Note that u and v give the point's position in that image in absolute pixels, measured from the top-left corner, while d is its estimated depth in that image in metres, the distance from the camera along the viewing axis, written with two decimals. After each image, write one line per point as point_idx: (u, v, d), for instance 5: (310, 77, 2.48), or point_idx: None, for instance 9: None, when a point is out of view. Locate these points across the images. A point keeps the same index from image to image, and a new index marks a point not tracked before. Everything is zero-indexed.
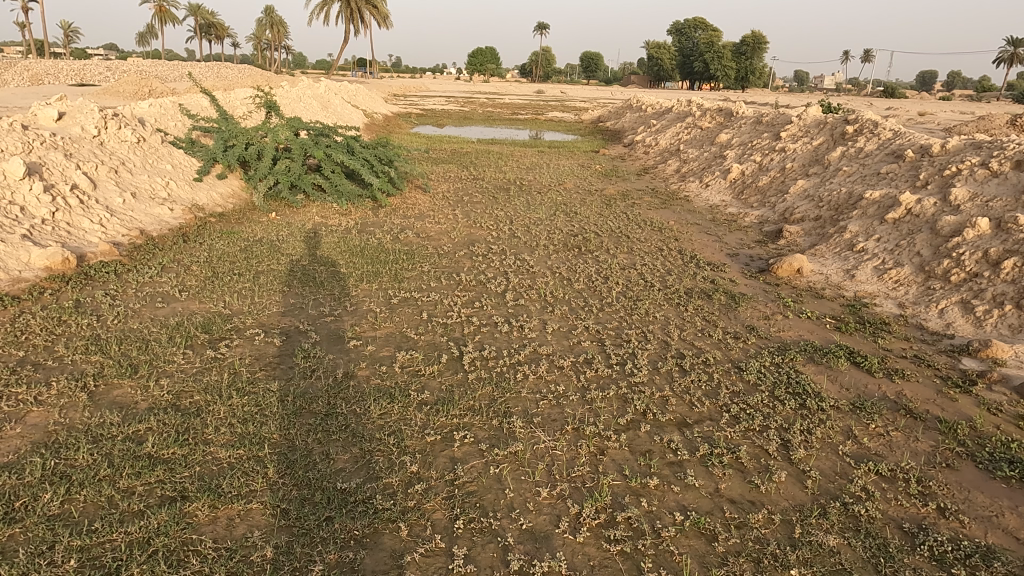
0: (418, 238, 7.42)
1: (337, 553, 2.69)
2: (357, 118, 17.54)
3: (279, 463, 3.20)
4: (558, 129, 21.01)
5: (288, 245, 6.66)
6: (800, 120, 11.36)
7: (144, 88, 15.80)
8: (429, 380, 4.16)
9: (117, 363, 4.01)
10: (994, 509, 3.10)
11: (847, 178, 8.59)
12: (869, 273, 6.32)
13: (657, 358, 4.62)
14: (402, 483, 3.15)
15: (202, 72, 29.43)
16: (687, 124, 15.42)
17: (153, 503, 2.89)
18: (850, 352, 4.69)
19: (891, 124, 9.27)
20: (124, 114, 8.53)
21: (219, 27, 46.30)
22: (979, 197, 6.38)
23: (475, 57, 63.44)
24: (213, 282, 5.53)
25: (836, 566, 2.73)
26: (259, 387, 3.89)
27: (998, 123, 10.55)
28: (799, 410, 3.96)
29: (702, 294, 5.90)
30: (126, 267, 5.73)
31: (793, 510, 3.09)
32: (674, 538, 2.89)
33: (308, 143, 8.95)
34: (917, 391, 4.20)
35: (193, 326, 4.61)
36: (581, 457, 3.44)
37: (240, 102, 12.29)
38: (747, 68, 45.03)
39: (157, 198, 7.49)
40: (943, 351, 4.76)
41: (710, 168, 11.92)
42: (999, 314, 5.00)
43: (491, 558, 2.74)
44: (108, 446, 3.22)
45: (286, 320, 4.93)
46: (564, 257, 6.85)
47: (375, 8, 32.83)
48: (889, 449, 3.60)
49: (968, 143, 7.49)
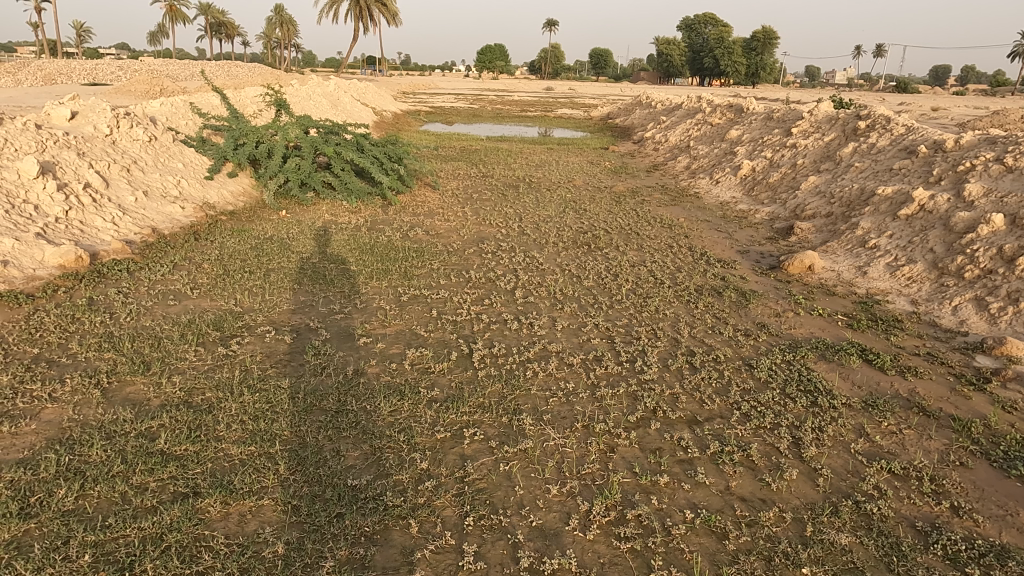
0: (429, 235, 7.44)
1: (347, 549, 2.70)
2: (366, 115, 17.60)
3: (290, 459, 3.22)
4: (568, 126, 20.96)
5: (299, 243, 6.70)
6: (811, 115, 11.27)
7: (156, 86, 16.00)
8: (439, 377, 4.18)
9: (130, 360, 4.05)
10: (1009, 508, 3.07)
11: (859, 174, 8.54)
12: (881, 269, 6.28)
13: (667, 355, 4.61)
14: (412, 480, 3.17)
15: (213, 70, 29.86)
16: (697, 119, 15.32)
17: (166, 499, 2.92)
18: (862, 349, 4.66)
19: (904, 119, 9.20)
20: (136, 113, 8.59)
21: (230, 25, 46.53)
22: (993, 192, 6.31)
23: (484, 54, 63.58)
24: (225, 279, 5.57)
25: (848, 565, 2.72)
26: (270, 383, 3.91)
27: (1013, 118, 10.45)
28: (811, 407, 3.94)
29: (712, 292, 5.87)
30: (139, 264, 5.78)
31: (805, 508, 3.07)
32: (685, 535, 2.89)
33: (318, 141, 8.96)
34: (930, 388, 4.17)
35: (205, 323, 4.65)
36: (590, 454, 3.44)
37: (250, 101, 12.37)
38: (757, 63, 44.63)
39: (168, 196, 7.53)
40: (956, 348, 4.72)
41: (720, 164, 11.88)
42: (1014, 310, 4.95)
43: (501, 555, 2.74)
44: (121, 442, 3.26)
45: (297, 317, 4.96)
46: (573, 254, 6.85)
47: (385, 5, 32.97)
48: (902, 446, 3.57)
49: (982, 138, 7.41)
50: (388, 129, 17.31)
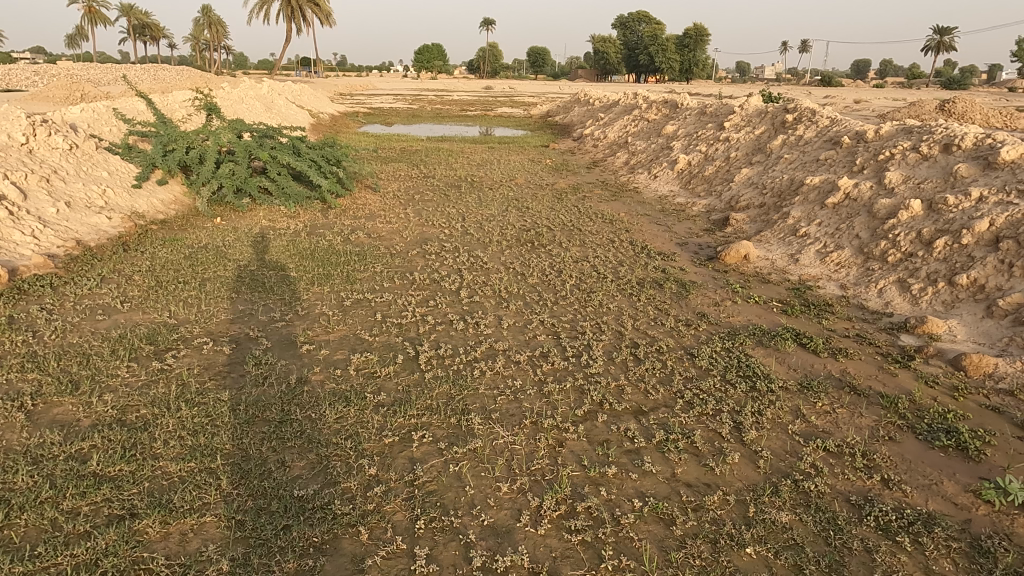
0: (370, 238, 7.34)
1: (296, 561, 2.65)
2: (302, 118, 17.26)
3: (232, 473, 3.13)
4: (508, 124, 21.02)
5: (235, 250, 6.50)
6: (742, 109, 11.62)
7: (75, 92, 15.25)
8: (385, 381, 4.13)
9: (57, 380, 3.85)
10: (934, 477, 3.25)
11: (788, 165, 8.86)
12: (811, 256, 6.53)
13: (611, 349, 4.68)
14: (361, 486, 3.12)
15: (138, 73, 28.75)
16: (635, 116, 15.63)
17: (100, 523, 2.79)
18: (796, 334, 4.84)
19: (828, 112, 9.57)
20: (54, 120, 8.18)
21: (155, 27, 44.65)
22: (911, 179, 6.64)
23: (421, 54, 63.27)
24: (157, 291, 5.36)
25: (788, 541, 2.82)
26: (209, 397, 3.78)
27: (928, 109, 11.02)
28: (750, 392, 4.07)
29: (654, 284, 6.00)
30: (63, 279, 5.50)
31: (746, 490, 3.18)
32: (634, 524, 2.94)
33: (252, 146, 8.73)
34: (859, 368, 4.37)
35: (138, 338, 4.47)
36: (539, 450, 3.46)
37: (178, 105, 11.95)
38: (691, 60, 45.84)
39: (93, 207, 7.20)
40: (883, 329, 4.96)
41: (657, 159, 12.12)
42: (933, 291, 5.23)
43: (453, 556, 2.73)
44: (49, 466, 3.10)
45: (235, 326, 4.82)
46: (517, 251, 6.88)
47: (319, 6, 32.37)
48: (835, 425, 3.73)
49: (900, 127, 7.78)
50: (326, 132, 17.01)
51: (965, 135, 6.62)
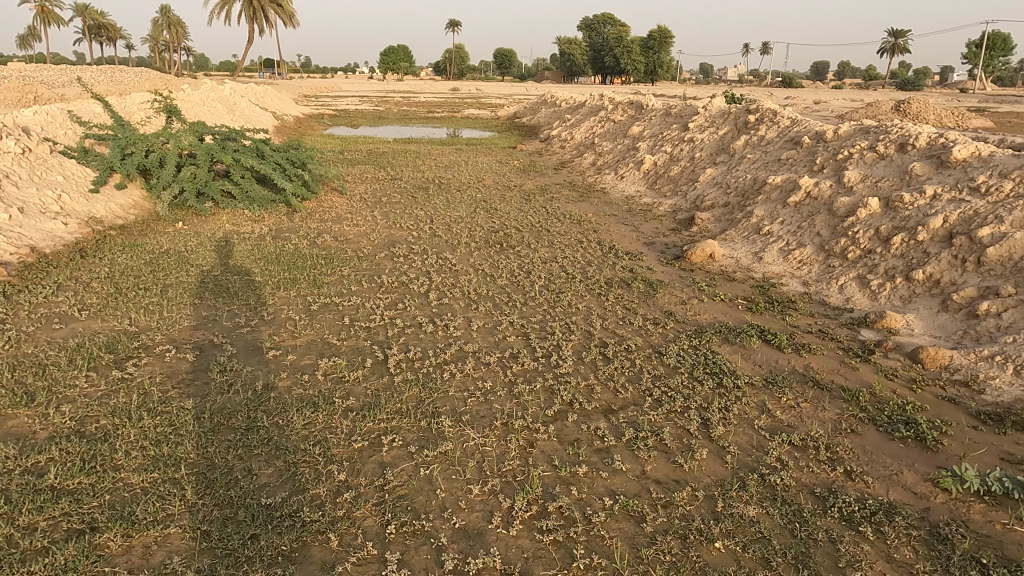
0: (337, 241, 7.27)
1: (264, 570, 2.61)
2: (266, 120, 17.00)
3: (197, 483, 3.06)
4: (475, 126, 21.01)
5: (198, 255, 6.38)
6: (706, 110, 11.80)
7: (27, 94, 14.78)
8: (354, 386, 4.08)
9: (11, 391, 3.73)
10: (894, 468, 3.34)
11: (751, 165, 9.02)
12: (775, 254, 6.66)
13: (580, 348, 4.71)
14: (330, 493, 3.08)
15: (93, 74, 28.02)
16: (601, 117, 15.74)
17: (59, 538, 2.71)
18: (760, 331, 4.92)
19: (789, 112, 9.77)
20: (5, 123, 7.91)
21: (111, 28, 43.53)
22: (869, 178, 6.81)
23: (387, 56, 62.93)
24: (117, 298, 5.22)
25: (756, 534, 2.87)
26: (172, 405, 3.70)
27: (884, 109, 11.32)
28: (717, 388, 4.13)
29: (621, 283, 6.05)
30: (16, 287, 5.32)
31: (714, 485, 3.22)
32: (605, 523, 2.96)
33: (214, 149, 8.56)
34: (822, 363, 4.47)
35: (97, 346, 4.34)
36: (510, 451, 3.46)
37: (137, 107, 11.67)
38: (655, 61, 46.39)
39: (48, 212, 6.99)
40: (844, 324, 5.09)
41: (624, 159, 12.24)
42: (891, 286, 5.38)
43: (425, 560, 2.72)
44: (4, 481, 2.99)
45: (199, 333, 4.72)
46: (485, 253, 6.88)
47: (282, 7, 31.93)
48: (800, 419, 3.81)
49: (857, 126, 7.98)
50: (290, 134, 16.79)
51: (919, 134, 6.82)
